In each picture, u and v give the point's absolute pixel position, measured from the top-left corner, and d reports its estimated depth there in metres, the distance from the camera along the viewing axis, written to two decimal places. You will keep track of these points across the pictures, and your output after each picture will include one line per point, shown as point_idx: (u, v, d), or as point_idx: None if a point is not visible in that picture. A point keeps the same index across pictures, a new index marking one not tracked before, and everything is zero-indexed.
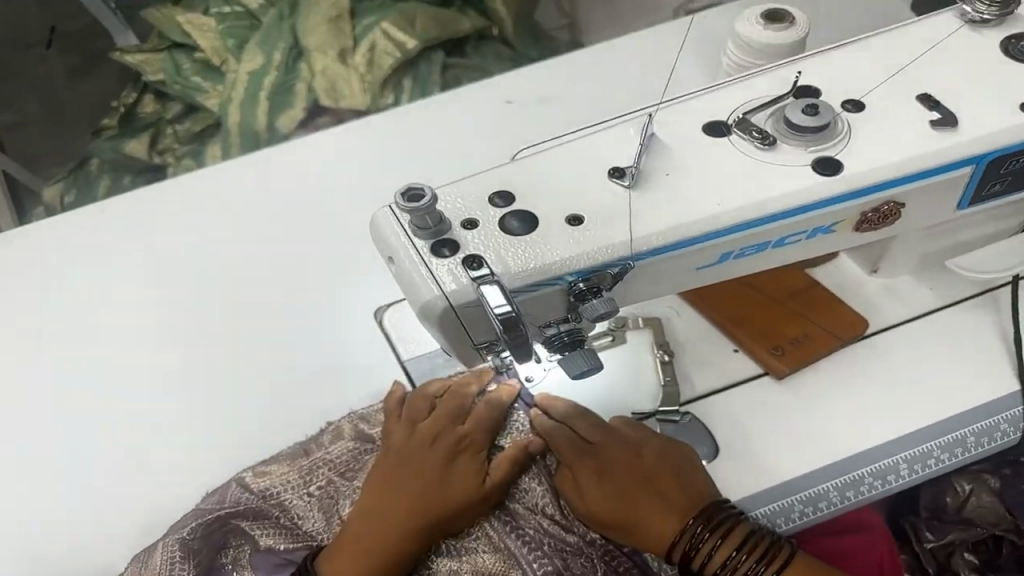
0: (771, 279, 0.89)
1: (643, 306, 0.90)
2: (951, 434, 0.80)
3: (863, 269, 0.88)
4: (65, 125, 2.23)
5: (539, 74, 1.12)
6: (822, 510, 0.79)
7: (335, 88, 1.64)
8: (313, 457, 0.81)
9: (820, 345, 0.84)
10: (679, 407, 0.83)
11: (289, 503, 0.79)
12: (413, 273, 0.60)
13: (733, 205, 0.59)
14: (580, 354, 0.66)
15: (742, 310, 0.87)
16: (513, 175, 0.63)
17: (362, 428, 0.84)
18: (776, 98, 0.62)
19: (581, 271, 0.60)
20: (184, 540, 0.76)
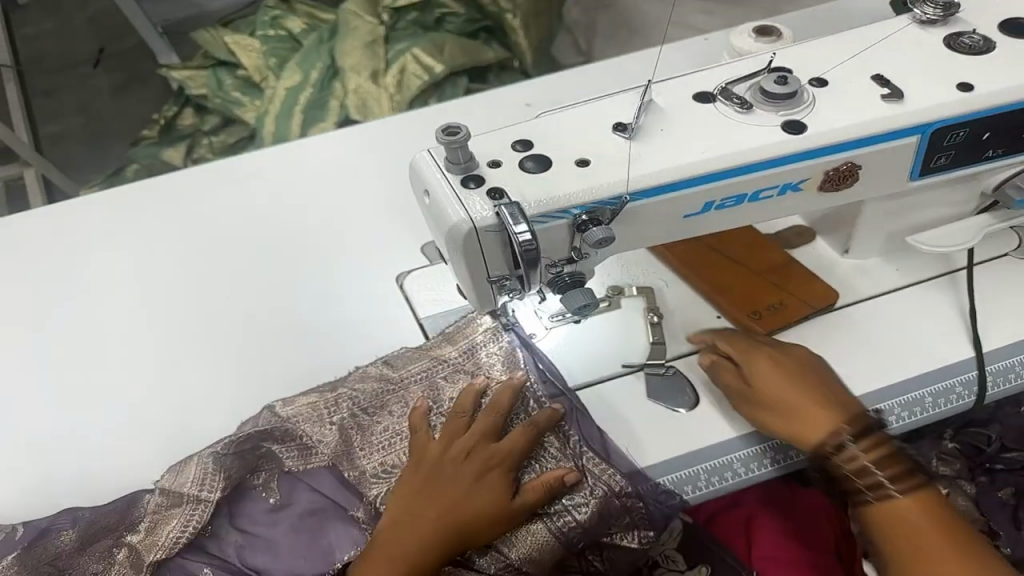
0: (750, 257, 1.04)
1: (636, 278, 1.03)
2: (908, 395, 0.93)
3: (836, 251, 1.06)
4: (101, 138, 2.32)
5: (555, 81, 1.25)
6: (794, 458, 0.88)
7: (365, 105, 1.77)
8: (338, 393, 0.89)
9: (791, 311, 0.99)
10: (665, 362, 0.94)
11: (314, 425, 0.87)
12: (445, 201, 0.72)
13: (714, 155, 0.71)
14: (580, 291, 0.77)
15: (725, 282, 1.02)
16: (533, 129, 0.75)
17: (386, 372, 0.91)
18: (753, 73, 0.75)
19: (583, 206, 0.71)
20: (218, 456, 0.84)
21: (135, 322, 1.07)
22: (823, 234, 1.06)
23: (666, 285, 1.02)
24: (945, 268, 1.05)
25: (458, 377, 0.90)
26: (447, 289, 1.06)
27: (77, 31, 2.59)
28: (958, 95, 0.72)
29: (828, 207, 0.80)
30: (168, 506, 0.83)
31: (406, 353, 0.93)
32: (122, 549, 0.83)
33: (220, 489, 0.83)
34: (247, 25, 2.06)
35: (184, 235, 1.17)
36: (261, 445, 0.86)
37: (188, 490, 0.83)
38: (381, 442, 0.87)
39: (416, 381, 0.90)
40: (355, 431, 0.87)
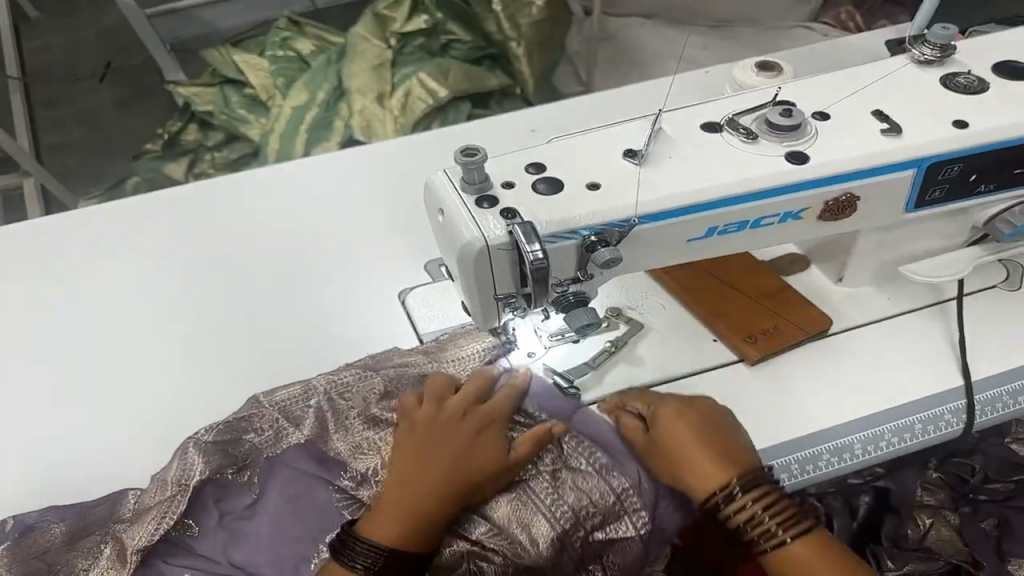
0: (744, 283, 1.08)
1: (636, 302, 1.06)
2: (897, 421, 0.97)
3: (830, 278, 1.09)
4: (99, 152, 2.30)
5: (561, 109, 1.28)
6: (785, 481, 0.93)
7: (370, 126, 1.80)
8: (323, 381, 0.90)
9: (786, 337, 1.02)
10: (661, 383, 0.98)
11: (295, 414, 0.87)
12: (458, 219, 0.74)
13: (721, 182, 0.73)
14: (584, 311, 0.80)
15: (722, 307, 1.05)
16: (545, 153, 0.78)
17: (369, 363, 0.93)
18: (759, 105, 0.77)
19: (593, 228, 0.74)
20: (201, 443, 0.83)
21: (142, 332, 1.08)
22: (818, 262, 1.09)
23: (665, 308, 1.05)
24: (935, 296, 1.08)
25: (440, 374, 0.92)
26: (451, 307, 1.06)
27: (83, 45, 2.61)
28: (955, 132, 0.76)
29: (826, 234, 0.83)
30: (154, 498, 0.81)
31: (391, 354, 0.95)
32: (107, 546, 0.80)
33: (201, 475, 0.81)
34: (255, 45, 2.10)
35: (192, 247, 1.19)
36: (247, 436, 0.85)
37: (171, 478, 0.81)
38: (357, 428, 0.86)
39: (398, 377, 0.91)
40: (331, 416, 0.87)
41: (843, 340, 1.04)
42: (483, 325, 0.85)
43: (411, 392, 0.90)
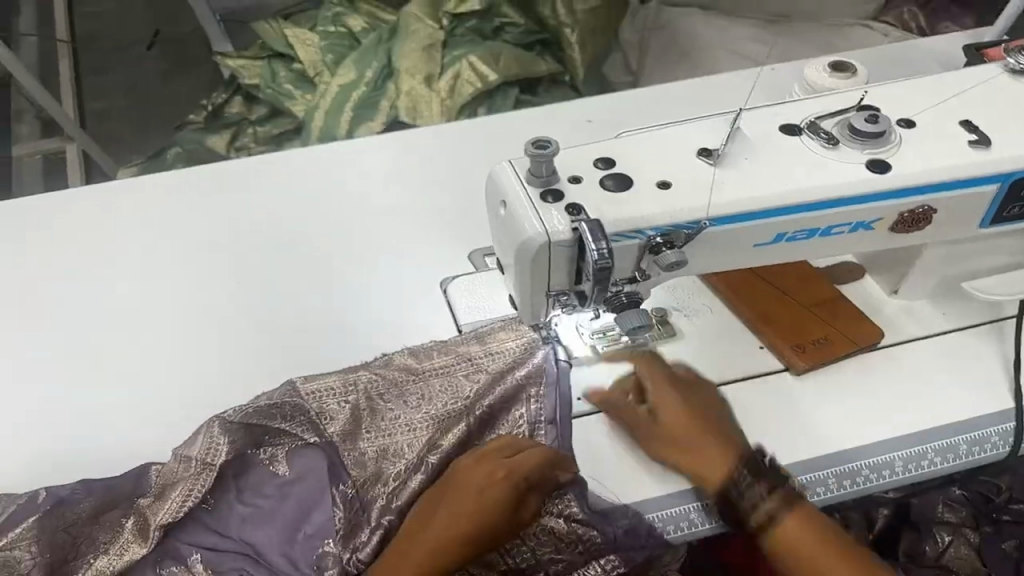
0: (800, 291, 1.05)
1: (684, 303, 1.04)
2: (942, 440, 0.94)
3: (885, 289, 1.05)
4: (144, 117, 2.30)
5: (619, 101, 1.25)
6: (819, 495, 0.91)
7: (416, 108, 1.78)
8: (361, 377, 0.93)
9: (837, 348, 0.99)
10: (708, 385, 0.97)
11: (328, 409, 0.90)
12: (521, 213, 0.72)
13: (794, 189, 0.71)
14: (633, 313, 0.79)
15: (774, 314, 1.02)
16: (616, 147, 0.75)
17: (410, 363, 0.95)
18: (841, 109, 0.74)
19: (658, 228, 0.71)
20: (226, 423, 0.85)
21: (186, 306, 1.07)
22: (875, 272, 1.06)
23: (711, 311, 1.04)
24: (994, 314, 1.04)
25: (471, 373, 0.94)
26: (494, 297, 1.05)
27: (133, 11, 2.61)
28: None
29: (893, 246, 0.81)
30: (178, 471, 0.83)
31: (432, 346, 0.97)
32: (132, 518, 0.82)
33: (227, 455, 0.84)
34: (306, 20, 2.08)
35: (237, 220, 1.17)
36: (276, 430, 0.87)
37: (195, 455, 0.83)
38: (388, 428, 0.90)
39: (429, 376, 0.94)
40: (365, 416, 0.90)
41: (900, 355, 1.01)
42: (528, 319, 0.84)
43: (437, 391, 0.93)
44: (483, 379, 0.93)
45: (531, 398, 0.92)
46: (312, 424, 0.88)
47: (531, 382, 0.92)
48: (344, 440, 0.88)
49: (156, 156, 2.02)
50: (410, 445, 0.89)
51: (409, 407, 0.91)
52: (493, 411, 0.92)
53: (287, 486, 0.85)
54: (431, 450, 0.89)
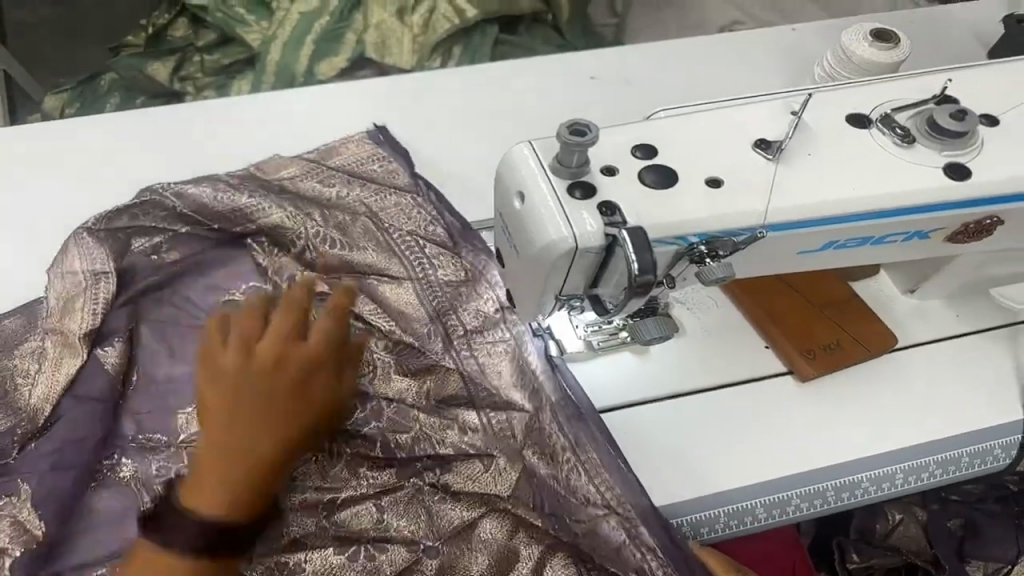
0: (811, 288, 0.96)
1: (685, 296, 0.95)
2: (946, 453, 0.89)
3: (901, 288, 0.97)
4: (67, 35, 2.00)
5: (627, 58, 1.13)
6: (818, 506, 0.86)
7: (385, 44, 1.59)
8: (227, 185, 0.85)
9: (849, 355, 0.91)
10: (721, 384, 0.89)
11: (195, 197, 0.82)
12: (542, 210, 0.60)
13: (868, 193, 0.61)
14: (655, 322, 0.77)
15: (783, 314, 0.93)
16: (659, 131, 0.64)
17: (267, 173, 0.91)
18: (919, 101, 0.65)
19: (703, 235, 0.61)
20: (92, 231, 0.78)
21: None
22: (891, 268, 0.97)
23: (717, 305, 0.95)
24: (1010, 318, 0.97)
25: (357, 184, 0.92)
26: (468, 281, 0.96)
27: None
28: None
29: (938, 253, 0.74)
30: (66, 287, 0.74)
31: (273, 160, 0.93)
32: (48, 338, 0.73)
33: (108, 255, 0.76)
34: None
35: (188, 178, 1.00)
36: (142, 231, 0.81)
37: (80, 267, 0.75)
38: (276, 197, 0.85)
39: (299, 180, 0.90)
40: (244, 202, 0.83)
41: (924, 353, 0.94)
42: (525, 318, 0.73)
43: (325, 184, 0.91)
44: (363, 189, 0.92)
45: (412, 204, 0.92)
46: (184, 216, 0.82)
47: (407, 191, 0.93)
48: (229, 221, 0.83)
49: (86, 82, 1.77)
50: (311, 224, 0.84)
51: (285, 198, 0.86)
52: (390, 215, 0.90)
53: (209, 293, 0.81)
54: (342, 226, 0.85)
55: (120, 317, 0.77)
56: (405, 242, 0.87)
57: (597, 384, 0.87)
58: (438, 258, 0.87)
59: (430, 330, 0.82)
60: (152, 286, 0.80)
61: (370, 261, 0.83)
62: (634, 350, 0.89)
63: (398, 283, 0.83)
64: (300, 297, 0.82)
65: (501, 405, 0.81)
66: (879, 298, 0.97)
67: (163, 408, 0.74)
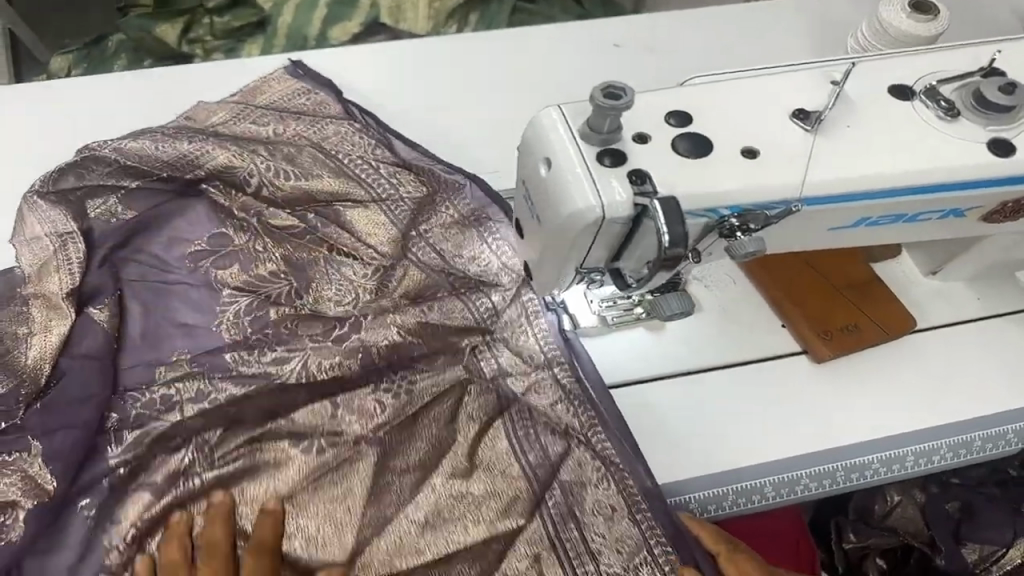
0: (833, 269, 0.94)
1: (704, 272, 0.93)
2: (960, 436, 0.87)
3: (925, 270, 0.95)
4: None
5: (651, 28, 1.10)
6: (827, 486, 0.85)
7: (399, 8, 1.55)
8: (162, 134, 0.87)
9: (870, 338, 0.90)
10: (738, 364, 0.88)
11: (133, 148, 0.85)
12: (569, 177, 0.58)
13: (907, 166, 0.59)
14: (677, 297, 0.76)
15: (803, 293, 0.91)
16: (693, 99, 0.61)
17: (205, 116, 0.93)
18: (965, 73, 0.62)
19: (736, 207, 0.59)
20: (45, 195, 0.79)
21: None
22: (916, 249, 0.95)
23: (736, 282, 0.93)
24: None
25: (298, 120, 0.95)
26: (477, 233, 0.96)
27: None
28: None
29: (973, 233, 0.71)
30: (38, 253, 0.76)
31: (201, 106, 0.95)
32: (33, 303, 0.75)
33: (65, 215, 0.79)
34: None
35: None
36: (96, 190, 0.83)
37: (42, 232, 0.77)
38: (215, 138, 0.88)
39: (231, 123, 0.93)
40: (184, 142, 0.86)
41: (947, 338, 0.92)
42: (543, 291, 0.72)
43: (264, 121, 0.94)
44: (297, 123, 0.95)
45: (352, 131, 0.95)
46: (133, 169, 0.84)
47: (343, 118, 0.96)
48: (177, 167, 0.85)
49: (94, 43, 1.74)
50: (262, 159, 0.87)
51: (221, 136, 0.89)
52: (336, 143, 0.93)
53: (171, 246, 0.84)
54: (293, 159, 0.89)
55: (103, 276, 0.79)
56: (354, 166, 0.91)
57: (610, 359, 0.85)
58: (396, 178, 0.91)
59: (393, 245, 0.86)
60: (124, 244, 0.83)
61: (329, 187, 0.88)
62: (651, 327, 0.88)
63: (361, 207, 0.88)
64: (268, 227, 0.86)
65: (474, 288, 0.85)
66: (902, 280, 0.95)
67: (150, 359, 0.77)
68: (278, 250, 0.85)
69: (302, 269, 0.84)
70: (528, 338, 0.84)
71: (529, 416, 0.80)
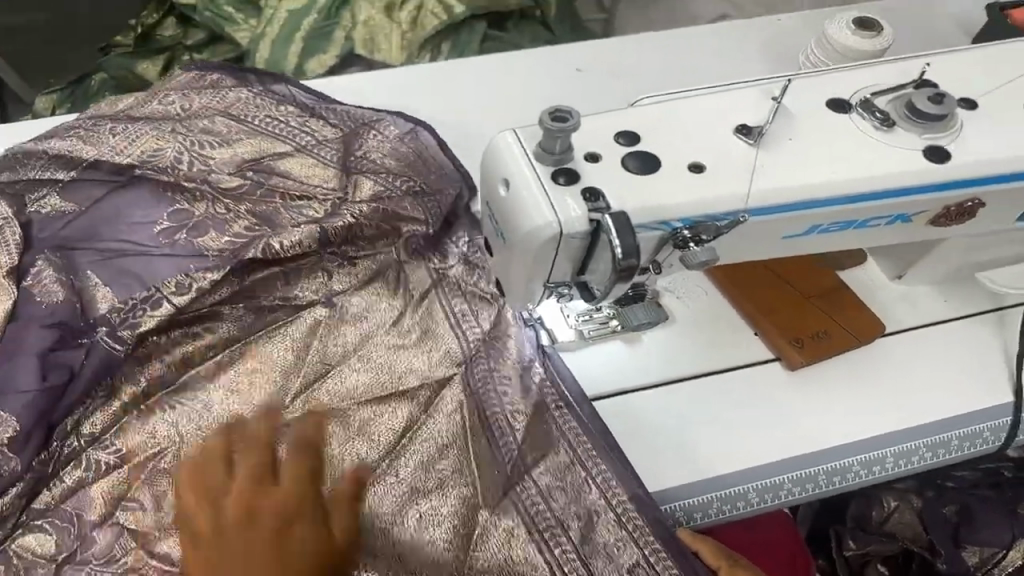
0: (797, 276, 0.97)
1: (672, 284, 0.96)
2: (936, 436, 0.89)
3: (886, 274, 0.98)
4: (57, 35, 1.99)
5: (614, 51, 1.14)
6: (809, 490, 0.86)
7: (374, 39, 1.59)
8: (85, 131, 0.92)
9: (835, 343, 0.92)
10: (708, 372, 0.90)
11: (63, 148, 0.89)
12: (528, 197, 0.61)
13: (847, 175, 0.62)
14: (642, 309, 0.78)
15: (767, 301, 0.94)
16: (642, 118, 0.64)
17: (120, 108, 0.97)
18: (898, 85, 0.66)
19: (687, 219, 0.61)
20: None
21: None
22: (877, 255, 0.98)
23: (705, 293, 0.95)
24: (995, 302, 0.98)
25: (205, 99, 0.99)
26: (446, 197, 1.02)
27: None
28: None
29: (924, 236, 0.74)
30: None
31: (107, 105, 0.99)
32: None
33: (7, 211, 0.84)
34: None
35: None
36: (34, 184, 0.88)
37: None
38: (134, 129, 0.93)
39: (134, 108, 0.96)
40: (108, 134, 0.92)
41: (911, 340, 0.94)
42: (511, 307, 0.74)
43: (170, 103, 0.98)
44: (200, 98, 1.00)
45: (255, 97, 1.00)
46: (67, 159, 0.89)
47: (241, 86, 1.02)
48: (113, 156, 0.90)
49: (76, 82, 1.77)
50: (188, 141, 0.93)
51: (138, 120, 0.94)
52: (246, 112, 0.98)
53: (131, 231, 0.85)
54: (217, 134, 0.95)
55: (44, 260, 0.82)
56: (273, 126, 0.97)
57: (586, 372, 0.87)
58: (309, 125, 0.98)
59: (337, 176, 0.94)
60: (74, 235, 0.85)
61: (252, 146, 0.95)
62: (623, 339, 0.90)
63: (291, 156, 0.95)
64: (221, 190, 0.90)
65: (416, 189, 0.95)
66: (865, 285, 0.98)
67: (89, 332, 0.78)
68: (242, 205, 0.89)
69: (270, 219, 0.89)
70: (506, 353, 0.86)
71: (500, 399, 0.84)
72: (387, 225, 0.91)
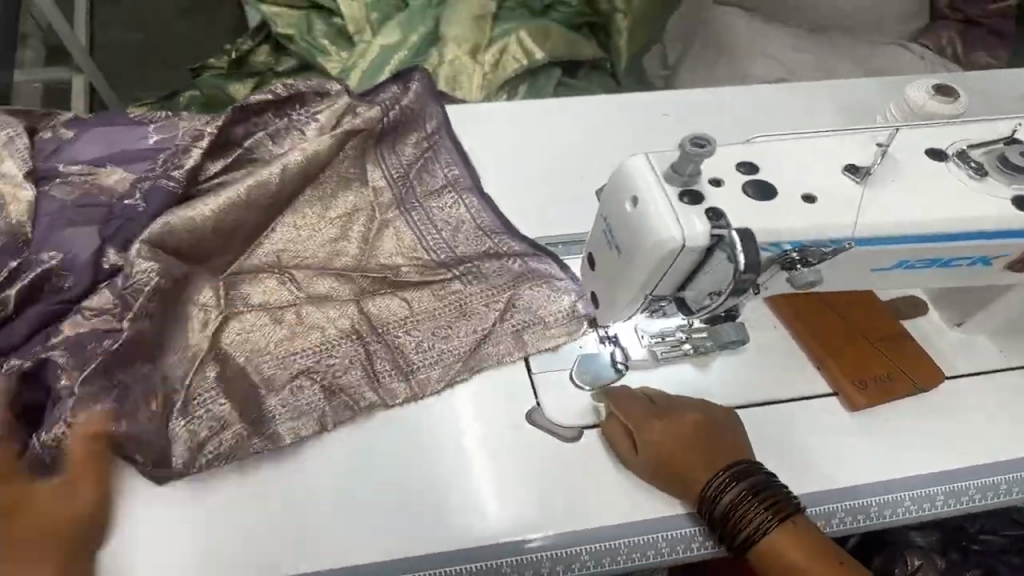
0: (864, 321, 1.03)
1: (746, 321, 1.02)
2: (984, 478, 0.94)
3: (948, 322, 1.04)
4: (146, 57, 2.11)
5: (700, 104, 1.22)
6: (862, 521, 0.91)
7: (456, 78, 1.64)
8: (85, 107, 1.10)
9: (898, 385, 0.98)
10: (778, 403, 0.96)
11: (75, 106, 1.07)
12: (655, 214, 0.68)
13: (944, 217, 0.69)
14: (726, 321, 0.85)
15: (835, 339, 1.00)
16: (760, 151, 0.72)
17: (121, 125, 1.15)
18: (989, 141, 0.73)
19: (797, 242, 0.69)
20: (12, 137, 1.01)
21: None
22: (938, 305, 1.05)
23: (773, 326, 1.02)
24: None
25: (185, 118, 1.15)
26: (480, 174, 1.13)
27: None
28: None
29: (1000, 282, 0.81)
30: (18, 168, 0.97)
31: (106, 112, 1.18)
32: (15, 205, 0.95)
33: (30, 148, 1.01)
34: None
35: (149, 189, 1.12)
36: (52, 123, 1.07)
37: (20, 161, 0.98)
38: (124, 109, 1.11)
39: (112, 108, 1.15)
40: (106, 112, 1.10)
41: (968, 389, 1.00)
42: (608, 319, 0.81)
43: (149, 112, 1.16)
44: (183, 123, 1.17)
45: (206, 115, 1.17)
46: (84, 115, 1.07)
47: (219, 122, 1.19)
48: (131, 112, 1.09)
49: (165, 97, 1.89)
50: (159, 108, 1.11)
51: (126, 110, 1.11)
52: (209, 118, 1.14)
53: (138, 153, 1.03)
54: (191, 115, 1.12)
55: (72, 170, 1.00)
56: None
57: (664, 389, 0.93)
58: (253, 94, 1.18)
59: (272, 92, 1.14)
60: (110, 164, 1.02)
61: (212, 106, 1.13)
62: (696, 362, 0.96)
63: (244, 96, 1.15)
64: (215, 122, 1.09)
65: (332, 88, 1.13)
66: (927, 334, 1.04)
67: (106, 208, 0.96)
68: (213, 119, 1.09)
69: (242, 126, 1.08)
70: (482, 237, 1.03)
71: (424, 171, 1.09)
72: (322, 92, 1.12)
